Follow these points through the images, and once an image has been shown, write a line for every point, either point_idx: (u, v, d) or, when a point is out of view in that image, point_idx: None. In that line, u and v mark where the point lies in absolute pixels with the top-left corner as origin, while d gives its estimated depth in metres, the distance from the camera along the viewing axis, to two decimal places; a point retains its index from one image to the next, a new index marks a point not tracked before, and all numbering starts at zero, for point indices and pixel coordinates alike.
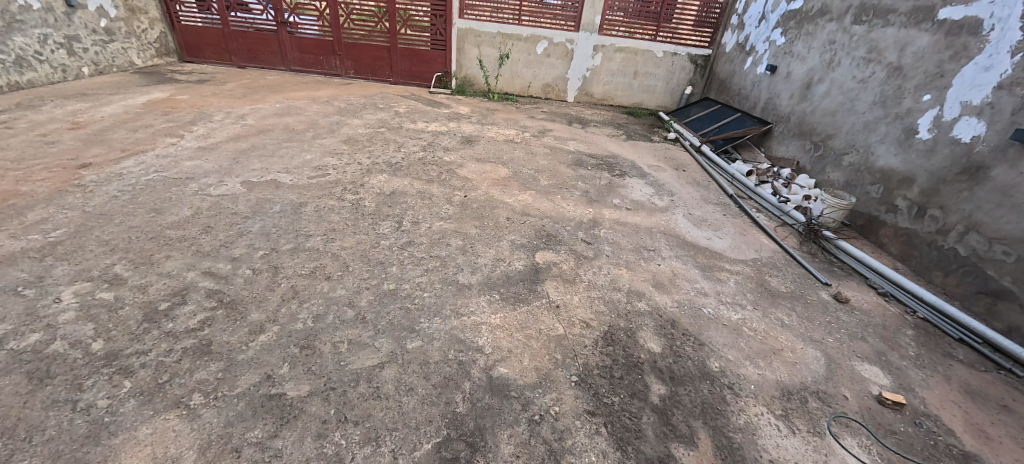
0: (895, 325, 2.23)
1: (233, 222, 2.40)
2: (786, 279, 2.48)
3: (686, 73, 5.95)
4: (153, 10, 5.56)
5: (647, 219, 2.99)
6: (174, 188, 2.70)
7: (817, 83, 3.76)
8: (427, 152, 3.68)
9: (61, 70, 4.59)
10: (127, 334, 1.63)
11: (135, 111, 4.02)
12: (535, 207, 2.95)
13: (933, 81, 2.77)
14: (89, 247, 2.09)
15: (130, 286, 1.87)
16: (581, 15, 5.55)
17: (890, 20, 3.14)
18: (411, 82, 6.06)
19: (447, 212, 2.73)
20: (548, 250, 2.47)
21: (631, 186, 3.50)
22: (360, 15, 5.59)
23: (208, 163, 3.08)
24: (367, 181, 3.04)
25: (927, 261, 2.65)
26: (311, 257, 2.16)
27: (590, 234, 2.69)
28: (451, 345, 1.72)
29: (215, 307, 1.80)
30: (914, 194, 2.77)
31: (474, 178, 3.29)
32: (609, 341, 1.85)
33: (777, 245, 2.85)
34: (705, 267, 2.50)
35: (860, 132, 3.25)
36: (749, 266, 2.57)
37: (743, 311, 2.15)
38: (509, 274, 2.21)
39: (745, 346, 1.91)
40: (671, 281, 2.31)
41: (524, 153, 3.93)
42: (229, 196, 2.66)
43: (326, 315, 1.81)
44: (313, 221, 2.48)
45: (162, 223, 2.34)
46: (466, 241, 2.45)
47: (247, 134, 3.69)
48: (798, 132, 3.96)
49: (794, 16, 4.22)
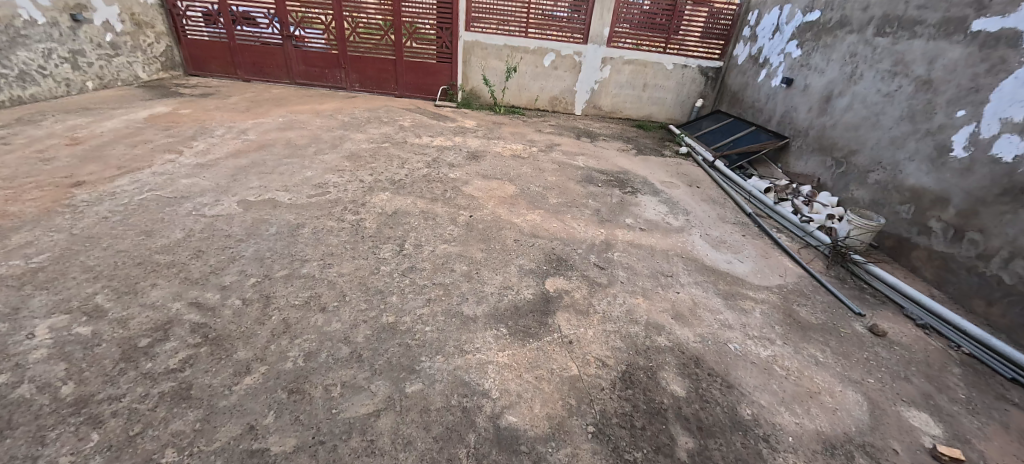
0: (940, 362, 2.04)
1: (225, 245, 2.27)
2: (815, 309, 2.29)
3: (696, 85, 5.82)
4: (159, 24, 5.56)
5: (662, 240, 2.83)
6: (167, 209, 2.58)
7: (838, 97, 3.59)
8: (432, 169, 3.55)
9: (65, 84, 4.56)
10: (101, 376, 1.49)
11: (136, 126, 3.94)
12: (545, 227, 2.80)
13: (968, 96, 2.60)
14: (72, 274, 1.97)
15: (109, 319, 1.74)
16: (588, 28, 5.47)
17: (917, 32, 2.98)
18: (416, 95, 6.00)
19: (451, 234, 2.59)
20: (559, 276, 2.31)
21: (643, 205, 3.34)
22: (366, 28, 5.54)
23: (206, 181, 2.98)
24: (369, 200, 2.91)
25: (966, 287, 2.46)
26: (306, 285, 2.02)
27: (603, 258, 2.53)
28: (454, 388, 1.56)
29: (199, 344, 1.65)
30: (950, 215, 2.59)
31: (480, 196, 3.15)
32: (627, 383, 1.67)
33: (802, 270, 2.67)
34: (727, 295, 2.32)
35: (886, 148, 3.08)
36: (774, 294, 2.39)
37: (772, 346, 1.97)
38: (517, 304, 2.05)
39: (779, 389, 1.73)
40: (692, 312, 2.14)
41: (532, 169, 3.80)
42: (225, 217, 2.54)
43: (319, 353, 1.66)
44: (311, 244, 2.35)
45: (151, 246, 2.22)
46: (472, 266, 2.30)
47: (248, 150, 3.59)
48: (817, 147, 3.79)
49: (811, 28, 4.08)
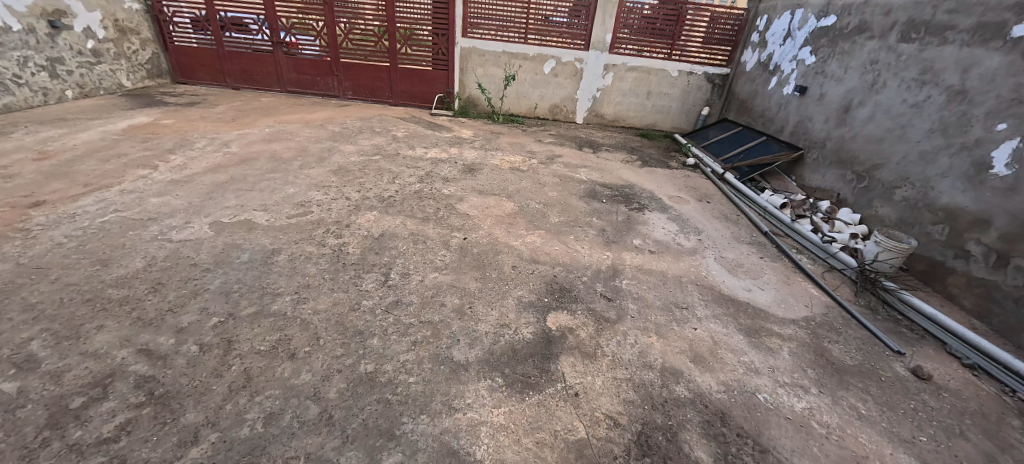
0: (997, 412, 1.78)
1: (189, 277, 2.03)
2: (849, 347, 2.05)
3: (702, 93, 5.60)
4: (144, 30, 5.36)
5: (674, 265, 2.59)
6: (130, 233, 2.35)
7: (858, 107, 3.37)
8: (425, 185, 3.32)
9: (42, 93, 4.35)
10: (17, 450, 1.24)
11: (112, 138, 3.72)
12: (545, 251, 2.57)
13: (1009, 107, 2.38)
14: (7, 315, 1.73)
15: (41, 372, 1.49)
16: (590, 34, 5.27)
17: (948, 38, 2.76)
18: (411, 103, 5.80)
19: (443, 261, 2.35)
20: (563, 310, 2.07)
21: (651, 223, 3.11)
22: (360, 34, 5.34)
23: (177, 200, 2.74)
24: (355, 220, 2.68)
25: (1013, 320, 2.22)
26: (276, 326, 1.78)
27: (611, 287, 2.29)
28: (440, 459, 1.32)
29: (142, 404, 1.41)
30: (992, 238, 2.35)
31: (475, 215, 2.91)
32: (645, 448, 1.42)
33: (829, 299, 2.43)
34: (751, 331, 2.07)
35: (914, 163, 2.85)
36: (802, 329, 2.14)
37: (807, 396, 1.72)
38: (515, 347, 1.80)
39: (822, 453, 1.48)
40: (712, 353, 1.90)
41: (532, 183, 3.57)
42: (193, 242, 2.31)
43: (282, 414, 1.41)
44: (285, 274, 2.11)
45: (105, 279, 1.98)
46: (464, 299, 2.06)
47: (229, 165, 3.36)
48: (835, 159, 3.56)
49: (826, 33, 3.86)
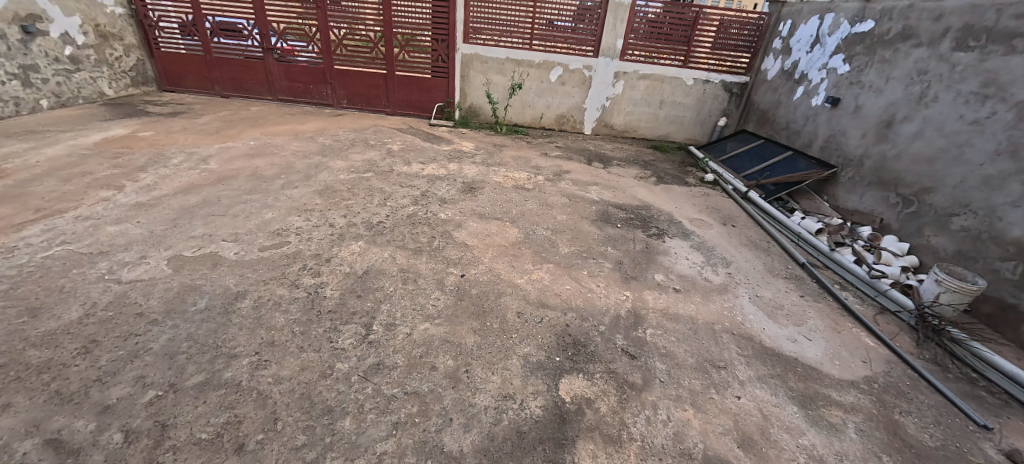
0: None
1: (132, 332, 1.70)
2: (926, 421, 1.69)
3: (718, 102, 5.26)
4: (129, 36, 5.09)
5: (704, 307, 2.24)
6: (73, 272, 2.02)
7: (902, 122, 3.02)
8: (420, 207, 2.99)
9: (13, 103, 4.05)
10: None
11: (80, 153, 3.42)
12: (555, 291, 2.23)
13: None
14: None
15: None
16: (600, 40, 4.95)
17: (1016, 46, 2.42)
18: (410, 113, 5.50)
19: (436, 306, 2.01)
20: (578, 373, 1.72)
21: (673, 253, 2.76)
22: (356, 40, 5.04)
23: (138, 228, 2.42)
24: (337, 253, 2.35)
25: None
26: (226, 403, 1.44)
27: (633, 339, 1.95)
28: None
29: None
30: None
31: (475, 244, 2.58)
32: None
33: (889, 351, 2.07)
34: (805, 400, 1.72)
35: (976, 188, 2.49)
36: (865, 395, 1.79)
37: None
38: (521, 429, 1.45)
39: None
40: (764, 433, 1.54)
41: (538, 204, 3.23)
42: (144, 284, 1.98)
43: None
44: (248, 327, 1.77)
45: (30, 335, 1.65)
46: (460, 360, 1.71)
47: (203, 184, 3.04)
48: (874, 179, 3.20)
49: (862, 39, 3.52)
